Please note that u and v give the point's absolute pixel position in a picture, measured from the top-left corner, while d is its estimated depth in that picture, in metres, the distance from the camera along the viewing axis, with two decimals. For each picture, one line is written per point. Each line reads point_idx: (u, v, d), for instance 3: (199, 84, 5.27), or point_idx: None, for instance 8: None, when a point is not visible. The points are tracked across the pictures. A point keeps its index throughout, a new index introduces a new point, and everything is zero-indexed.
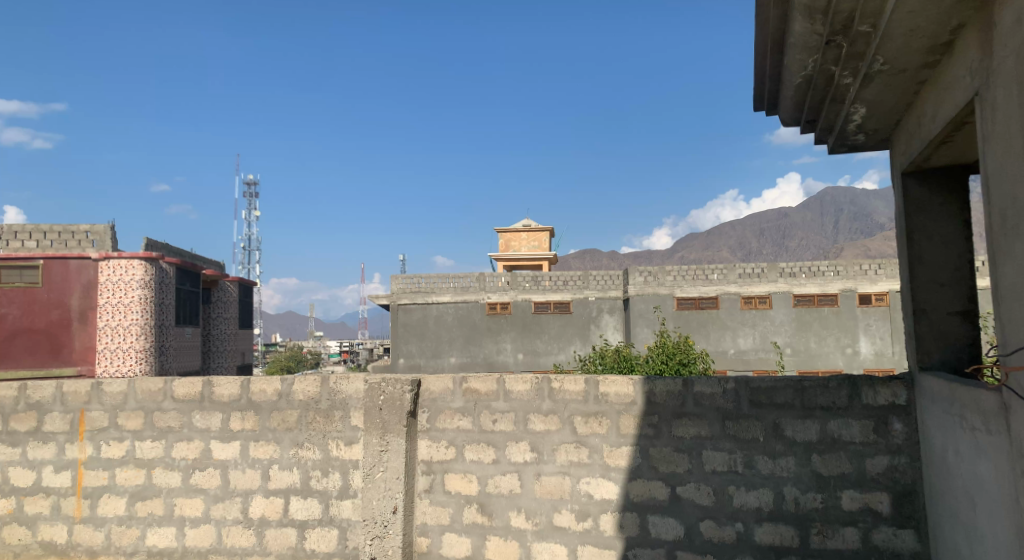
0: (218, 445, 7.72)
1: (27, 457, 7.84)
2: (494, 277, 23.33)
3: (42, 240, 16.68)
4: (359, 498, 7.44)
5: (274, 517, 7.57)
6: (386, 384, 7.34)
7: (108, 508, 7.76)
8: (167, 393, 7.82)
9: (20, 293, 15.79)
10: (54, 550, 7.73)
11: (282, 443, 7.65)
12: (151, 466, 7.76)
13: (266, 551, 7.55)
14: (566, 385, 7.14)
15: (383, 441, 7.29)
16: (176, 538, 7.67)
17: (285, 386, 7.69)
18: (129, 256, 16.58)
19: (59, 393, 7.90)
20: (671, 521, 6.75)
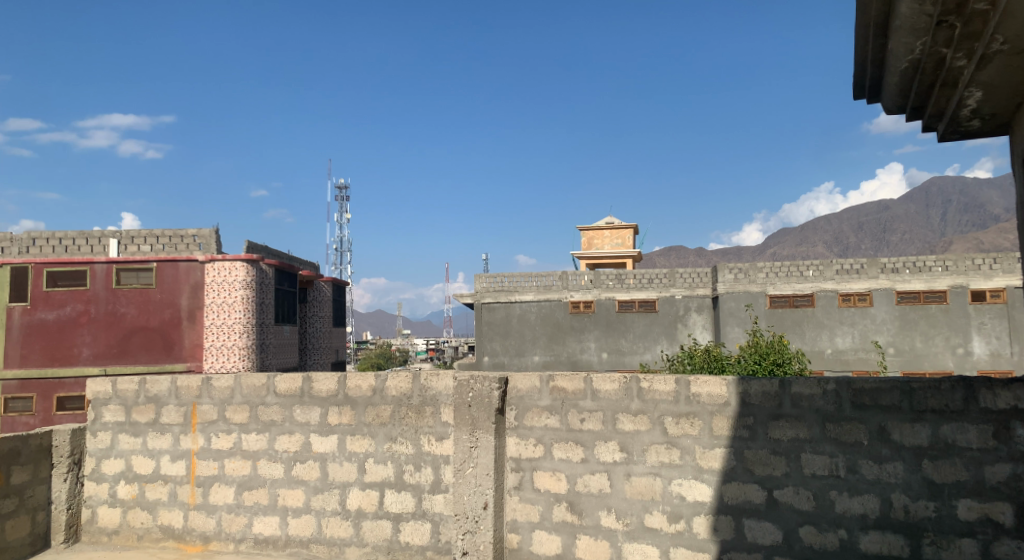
0: (317, 438, 7.98)
1: (148, 446, 8.34)
2: (577, 276, 23.22)
3: (155, 245, 17.29)
4: (451, 493, 7.55)
5: (371, 509, 7.77)
6: (474, 381, 7.41)
7: (218, 496, 8.14)
8: (270, 388, 8.14)
9: (136, 294, 16.85)
10: (172, 534, 8.17)
11: (376, 438, 7.84)
12: (256, 457, 8.10)
13: (363, 542, 7.76)
14: (656, 385, 7.03)
15: (473, 437, 7.37)
16: (280, 527, 7.97)
17: (379, 382, 7.89)
18: (232, 258, 17.13)
19: (173, 387, 8.34)
20: (769, 526, 6.56)
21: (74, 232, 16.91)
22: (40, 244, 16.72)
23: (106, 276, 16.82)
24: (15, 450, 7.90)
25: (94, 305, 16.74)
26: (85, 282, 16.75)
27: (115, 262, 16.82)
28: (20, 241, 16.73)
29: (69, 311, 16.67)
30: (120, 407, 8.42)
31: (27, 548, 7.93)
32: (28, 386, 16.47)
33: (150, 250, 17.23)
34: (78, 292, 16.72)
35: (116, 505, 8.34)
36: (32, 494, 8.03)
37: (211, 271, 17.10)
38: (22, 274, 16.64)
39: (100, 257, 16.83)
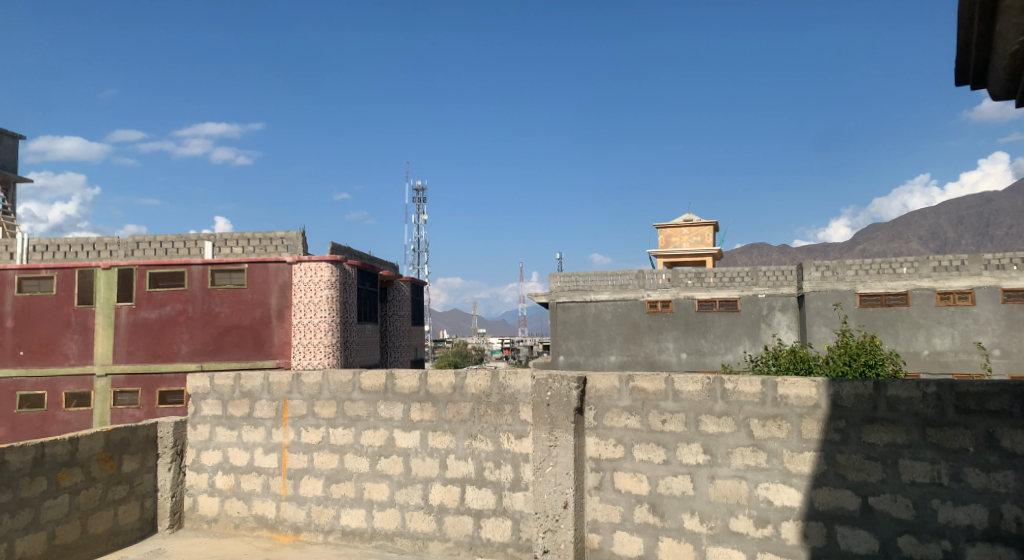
0: (400, 433, 8.14)
1: (243, 439, 8.68)
2: (654, 274, 22.89)
3: (246, 247, 17.78)
4: (531, 491, 7.57)
5: (452, 504, 7.87)
6: (553, 380, 7.41)
7: (307, 488, 8.40)
8: (355, 384, 8.35)
9: (229, 294, 17.55)
10: (266, 524, 8.49)
11: (457, 434, 7.94)
12: (343, 451, 8.32)
13: (445, 537, 7.87)
14: (740, 386, 6.88)
15: (552, 436, 7.38)
16: (366, 520, 8.16)
17: (459, 380, 7.97)
18: (318, 258, 17.60)
19: (266, 383, 8.65)
20: (864, 534, 6.32)
21: (173, 235, 17.80)
22: (143, 247, 17.71)
23: (202, 277, 17.62)
24: (125, 440, 8.36)
25: (192, 305, 17.55)
26: (183, 283, 17.60)
27: (210, 264, 17.62)
28: (126, 245, 17.74)
29: (169, 310, 17.52)
30: (217, 401, 8.79)
31: (136, 533, 8.39)
32: (134, 380, 17.40)
33: (242, 252, 17.72)
34: (177, 292, 17.57)
35: (215, 494, 8.72)
36: (140, 482, 8.50)
37: (298, 271, 17.62)
38: (126, 275, 17.61)
39: (197, 259, 17.65)
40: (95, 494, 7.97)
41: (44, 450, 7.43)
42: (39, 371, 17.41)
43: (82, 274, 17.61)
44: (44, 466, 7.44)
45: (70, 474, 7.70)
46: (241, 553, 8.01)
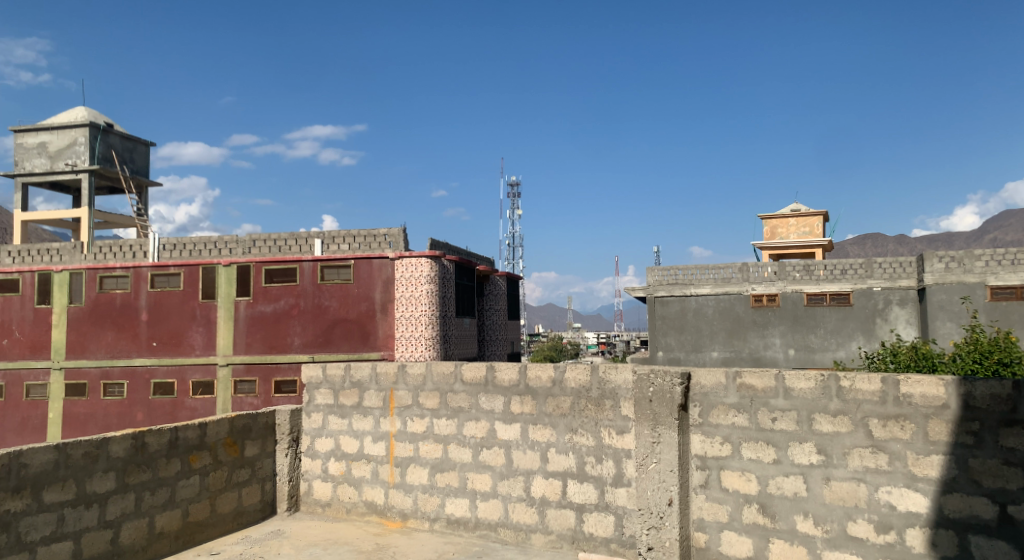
0: (501, 425, 8.17)
1: (353, 427, 8.93)
2: (759, 267, 22.08)
3: (352, 244, 18.30)
4: (634, 487, 7.42)
5: (554, 498, 7.84)
6: (656, 376, 7.24)
7: (413, 477, 8.57)
8: (457, 376, 8.43)
9: (337, 289, 18.13)
10: (375, 510, 8.72)
11: (558, 428, 7.89)
12: (447, 441, 8.43)
13: (548, 530, 7.85)
14: (858, 384, 6.52)
15: (655, 433, 7.23)
16: (470, 510, 8.24)
17: (559, 374, 7.93)
18: (418, 254, 17.91)
19: (374, 373, 8.87)
20: (1002, 545, 5.87)
21: (286, 234, 18.51)
22: (259, 244, 18.49)
23: (313, 272, 18.26)
24: (247, 426, 8.75)
25: (303, 299, 18.23)
26: (296, 278, 18.31)
27: (320, 260, 18.22)
28: (244, 243, 18.56)
29: (283, 304, 18.27)
30: (329, 391, 9.08)
31: (258, 514, 8.80)
32: (252, 369, 18.26)
33: (348, 248, 18.30)
34: (290, 287, 18.30)
35: (328, 480, 9.03)
36: (261, 466, 8.90)
37: (399, 267, 17.99)
38: (245, 272, 18.47)
39: (307, 256, 18.28)
40: (221, 476, 8.37)
41: (177, 433, 7.86)
42: (169, 361, 18.53)
43: (206, 270, 18.61)
44: (177, 449, 7.87)
45: (199, 457, 8.12)
46: (352, 537, 8.25)
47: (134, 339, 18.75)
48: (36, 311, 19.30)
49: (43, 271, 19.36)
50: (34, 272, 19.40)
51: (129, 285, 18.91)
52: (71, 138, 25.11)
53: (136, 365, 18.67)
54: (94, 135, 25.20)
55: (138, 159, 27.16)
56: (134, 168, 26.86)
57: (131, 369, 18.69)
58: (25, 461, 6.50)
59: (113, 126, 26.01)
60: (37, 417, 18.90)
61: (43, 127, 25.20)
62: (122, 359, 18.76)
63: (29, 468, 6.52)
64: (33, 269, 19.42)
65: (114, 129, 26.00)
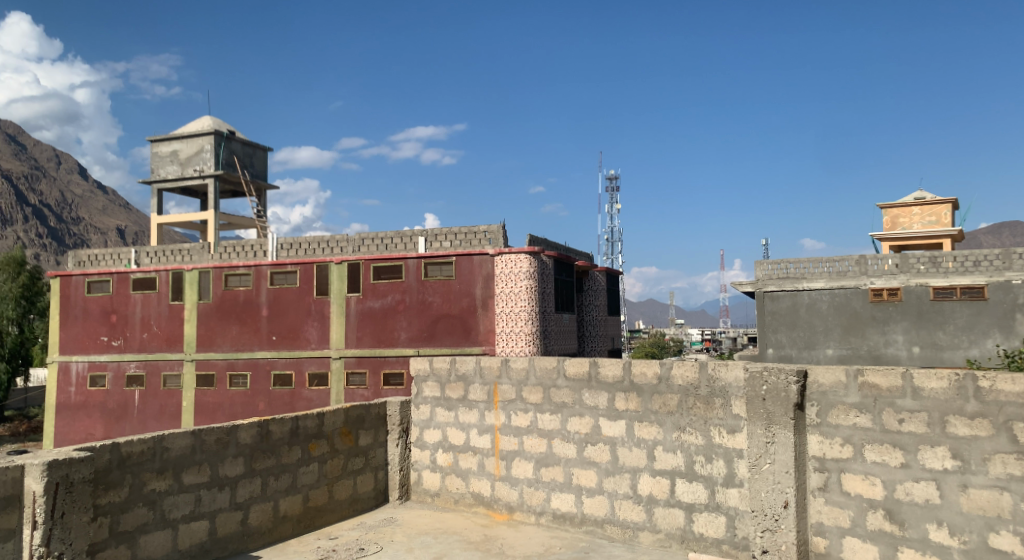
0: (606, 422, 8.02)
1: (460, 420, 9.03)
2: (878, 259, 20.91)
3: (453, 242, 18.56)
4: (747, 488, 7.11)
5: (662, 496, 7.62)
6: (770, 373, 6.93)
7: (519, 470, 8.56)
8: (561, 371, 8.36)
9: (440, 285, 18.41)
10: (482, 501, 8.78)
11: (665, 426, 7.66)
12: (551, 436, 8.37)
13: (656, 528, 7.63)
14: (999, 384, 6.02)
15: (769, 433, 6.93)
16: (576, 505, 8.15)
17: (665, 370, 7.69)
18: (517, 250, 17.81)
19: (479, 367, 8.91)
20: None
21: (392, 232, 18.99)
22: (368, 242, 19.09)
23: (417, 270, 18.60)
24: (361, 416, 8.98)
25: (408, 295, 18.61)
26: (401, 274, 18.71)
27: (423, 257, 18.52)
28: (354, 241, 19.17)
29: (389, 300, 18.70)
30: (436, 383, 9.22)
31: (372, 501, 9.03)
32: (363, 362, 18.79)
33: (450, 245, 18.53)
34: (396, 283, 18.73)
35: (436, 470, 9.18)
36: (374, 455, 9.12)
37: (499, 263, 18.03)
38: (354, 269, 19.01)
39: (412, 254, 18.62)
40: (338, 464, 8.61)
41: (298, 422, 8.14)
42: (287, 354, 19.34)
43: (320, 268, 19.31)
44: (298, 437, 8.15)
45: (318, 445, 8.39)
46: (461, 527, 8.31)
47: (255, 333, 19.68)
48: (170, 307, 20.54)
49: (176, 269, 20.59)
50: (168, 270, 20.64)
51: (251, 282, 19.85)
52: (198, 146, 26.62)
53: (258, 357, 19.60)
54: (218, 142, 26.61)
55: (258, 164, 28.49)
56: (254, 172, 28.18)
57: (254, 361, 19.63)
58: (168, 445, 6.86)
59: (235, 134, 27.38)
60: (174, 405, 20.28)
61: (174, 136, 26.86)
62: (245, 351, 19.73)
63: (171, 451, 6.88)
64: (167, 268, 20.66)
65: (236, 136, 27.37)
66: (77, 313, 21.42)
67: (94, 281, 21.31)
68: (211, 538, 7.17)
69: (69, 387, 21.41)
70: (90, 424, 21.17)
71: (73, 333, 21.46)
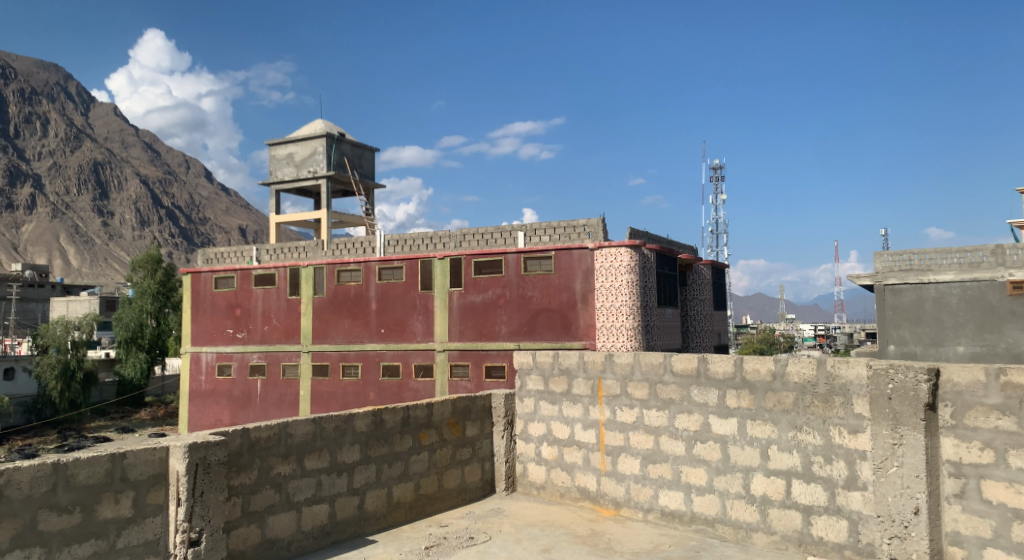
0: (716, 419, 7.77)
1: (564, 414, 9.01)
2: (1017, 251, 19.56)
3: (552, 236, 18.33)
4: (872, 492, 6.72)
5: (777, 497, 7.31)
6: (896, 371, 6.52)
7: (625, 466, 8.44)
8: (667, 366, 8.15)
9: (539, 280, 18.12)
10: (588, 496, 8.72)
11: (779, 424, 7.35)
12: (658, 433, 8.19)
13: (771, 530, 7.34)
14: None
15: (896, 434, 6.52)
16: (685, 503, 7.94)
17: (779, 367, 7.37)
18: (617, 244, 17.19)
19: (582, 361, 8.88)
20: None
21: (491, 227, 19.04)
22: (469, 238, 19.24)
23: (517, 264, 18.45)
24: (467, 408, 9.09)
25: (509, 289, 18.49)
26: (502, 269, 18.64)
27: (523, 252, 18.34)
28: (456, 237, 19.38)
29: (490, 295, 18.68)
30: (539, 377, 9.24)
31: (479, 491, 9.13)
32: (466, 355, 18.93)
33: (549, 240, 18.30)
34: (497, 278, 18.67)
35: (542, 463, 9.18)
36: (481, 446, 9.21)
37: (599, 257, 17.47)
38: (457, 264, 19.16)
39: (511, 249, 18.51)
40: (447, 454, 8.75)
41: (409, 412, 8.32)
42: (395, 346, 19.83)
43: (424, 263, 19.64)
44: (409, 426, 8.33)
45: (428, 434, 8.54)
46: (568, 521, 8.26)
47: (366, 326, 20.29)
48: (288, 301, 21.45)
49: (293, 265, 21.47)
50: (286, 266, 21.56)
51: (361, 277, 20.47)
52: (312, 148, 27.68)
53: (368, 349, 20.19)
54: (330, 144, 27.58)
55: (367, 164, 29.34)
56: (363, 173, 28.99)
57: (364, 352, 20.25)
58: (292, 431, 7.15)
59: (345, 135, 28.31)
60: (292, 393, 21.23)
61: (289, 140, 28.07)
62: (356, 344, 20.37)
63: (295, 437, 7.16)
64: (285, 264, 21.59)
65: (346, 138, 28.28)
66: (206, 307, 22.73)
67: (220, 277, 22.58)
68: (331, 521, 7.43)
69: (200, 375, 22.82)
70: (218, 411, 22.48)
71: (202, 326, 22.79)
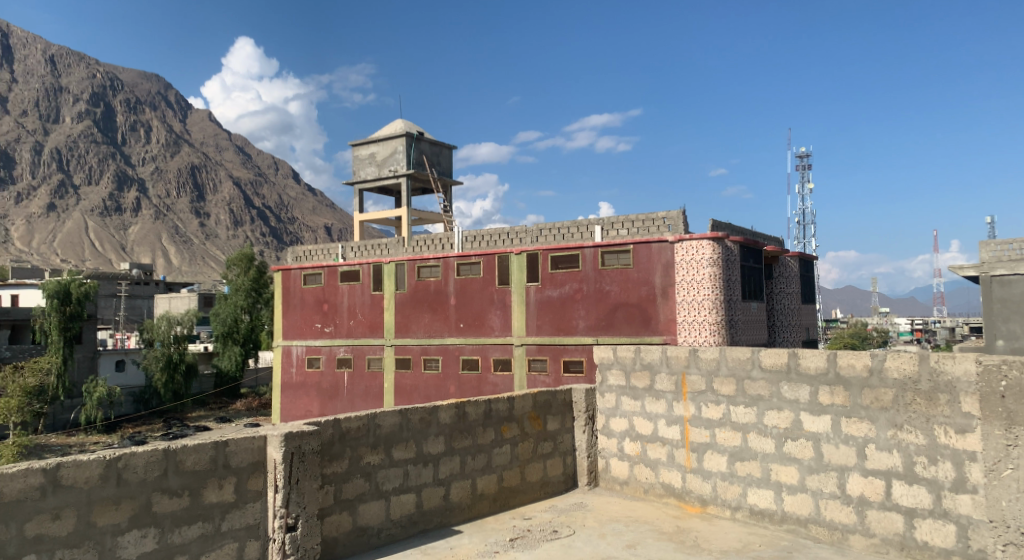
0: (809, 416, 7.56)
1: (647, 409, 8.95)
2: None
3: (630, 230, 18.15)
4: (983, 495, 6.40)
5: (876, 498, 7.07)
6: (1009, 368, 6.19)
7: (712, 463, 8.31)
8: (755, 362, 7.99)
9: (617, 274, 17.86)
10: (673, 492, 8.63)
11: (877, 422, 7.10)
12: (746, 430, 8.03)
13: (869, 532, 7.10)
14: None
15: (1010, 435, 6.19)
16: (775, 502, 7.77)
17: (877, 362, 7.10)
18: (698, 236, 16.72)
19: (665, 356, 8.78)
20: None
21: (568, 222, 19.08)
22: (546, 233, 19.31)
23: (594, 259, 18.24)
24: (548, 402, 9.13)
25: (586, 284, 18.36)
26: (579, 264, 18.50)
27: (599, 246, 18.13)
28: (532, 232, 19.48)
29: (567, 289, 18.59)
30: (621, 372, 9.20)
31: (561, 485, 9.16)
32: (544, 349, 18.95)
33: (627, 234, 18.17)
34: (574, 272, 18.55)
35: (624, 459, 9.14)
36: (562, 441, 9.24)
37: (680, 250, 17.06)
38: (534, 259, 19.18)
39: (589, 243, 18.35)
40: (529, 447, 8.80)
41: (491, 405, 8.43)
42: (474, 340, 20.04)
43: (501, 259, 19.73)
44: (491, 419, 8.44)
45: (510, 427, 8.62)
46: (653, 517, 8.21)
47: (445, 320, 20.60)
48: (372, 296, 21.99)
49: (376, 262, 22.00)
50: (369, 263, 22.11)
51: (440, 273, 20.77)
52: (392, 147, 28.23)
53: (448, 343, 20.50)
54: (410, 143, 28.07)
55: (445, 162, 29.72)
56: (441, 170, 29.40)
57: (444, 346, 20.58)
58: (380, 422, 7.36)
59: (423, 134, 28.75)
60: (377, 386, 21.77)
61: (371, 140, 28.72)
62: (437, 338, 20.73)
63: (382, 428, 7.37)
64: (369, 261, 22.15)
65: (425, 136, 28.74)
66: (296, 302, 23.54)
67: (308, 273, 23.33)
68: (418, 511, 7.61)
69: (291, 368, 23.65)
70: (308, 402, 23.27)
71: (292, 321, 23.60)
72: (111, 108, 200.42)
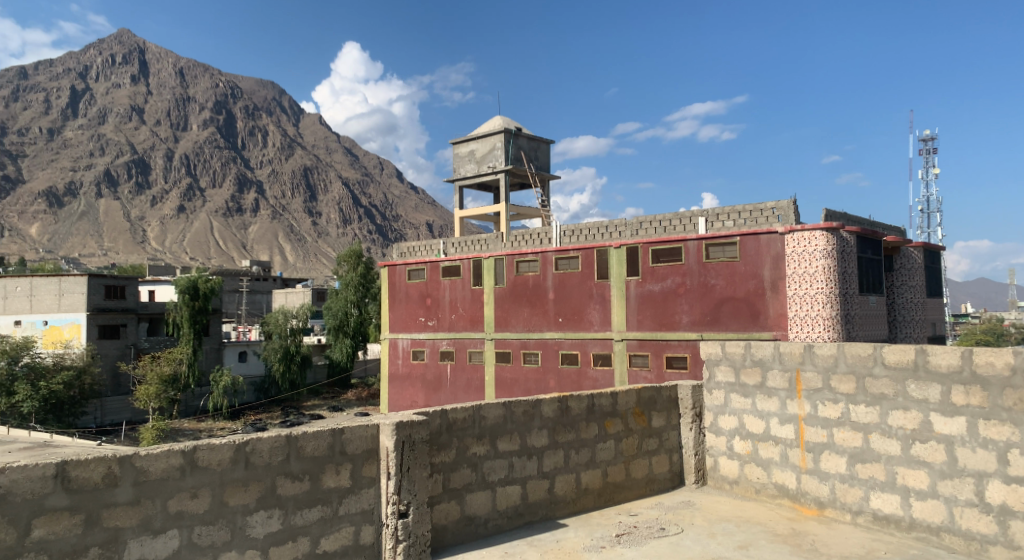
0: (940, 418, 7.20)
1: (758, 407, 8.75)
2: None
3: (737, 221, 17.52)
4: None
5: (1020, 508, 6.66)
6: None
7: (830, 464, 8.05)
8: (877, 358, 7.68)
9: (723, 267, 17.45)
10: (787, 494, 8.40)
11: (1022, 426, 6.69)
12: (868, 430, 7.73)
13: (1012, 544, 6.70)
14: None
15: None
16: (902, 507, 7.44)
17: (1020, 361, 6.67)
18: (811, 227, 16.02)
19: (778, 352, 8.57)
20: None
21: (671, 214, 18.62)
22: (646, 226, 18.93)
23: (698, 251, 17.90)
24: (653, 398, 9.04)
25: (690, 277, 17.99)
26: (682, 257, 18.16)
27: (704, 239, 17.77)
28: (632, 226, 19.19)
29: (670, 283, 18.29)
30: (730, 368, 9.03)
31: (668, 483, 9.06)
32: (645, 345, 18.70)
33: (733, 225, 17.51)
34: (677, 266, 18.22)
35: (734, 457, 8.95)
36: (668, 438, 9.13)
37: (791, 242, 16.42)
38: (634, 253, 18.98)
39: (692, 235, 18.00)
40: (634, 443, 8.76)
41: (594, 399, 8.44)
42: (573, 335, 20.07)
43: (600, 253, 19.66)
44: (595, 414, 8.45)
45: (614, 423, 8.61)
46: (766, 518, 8.02)
47: (545, 315, 20.73)
48: (472, 291, 22.37)
49: (476, 257, 22.34)
50: (470, 258, 22.48)
51: (539, 268, 20.90)
52: (491, 144, 28.54)
53: (548, 338, 20.61)
54: (508, 139, 28.30)
55: (543, 157, 29.79)
56: (539, 165, 29.53)
57: (544, 341, 20.71)
58: (485, 414, 7.52)
59: (522, 130, 28.93)
60: (479, 378, 22.16)
61: (470, 137, 29.18)
62: (536, 332, 20.88)
63: (487, 419, 7.53)
64: (469, 256, 22.52)
65: (523, 131, 28.95)
66: (401, 296, 24.24)
67: (412, 269, 23.97)
68: (524, 503, 7.73)
69: (397, 359, 24.37)
70: (414, 393, 23.94)
71: (398, 314, 24.32)
72: (230, 114, 211.81)
